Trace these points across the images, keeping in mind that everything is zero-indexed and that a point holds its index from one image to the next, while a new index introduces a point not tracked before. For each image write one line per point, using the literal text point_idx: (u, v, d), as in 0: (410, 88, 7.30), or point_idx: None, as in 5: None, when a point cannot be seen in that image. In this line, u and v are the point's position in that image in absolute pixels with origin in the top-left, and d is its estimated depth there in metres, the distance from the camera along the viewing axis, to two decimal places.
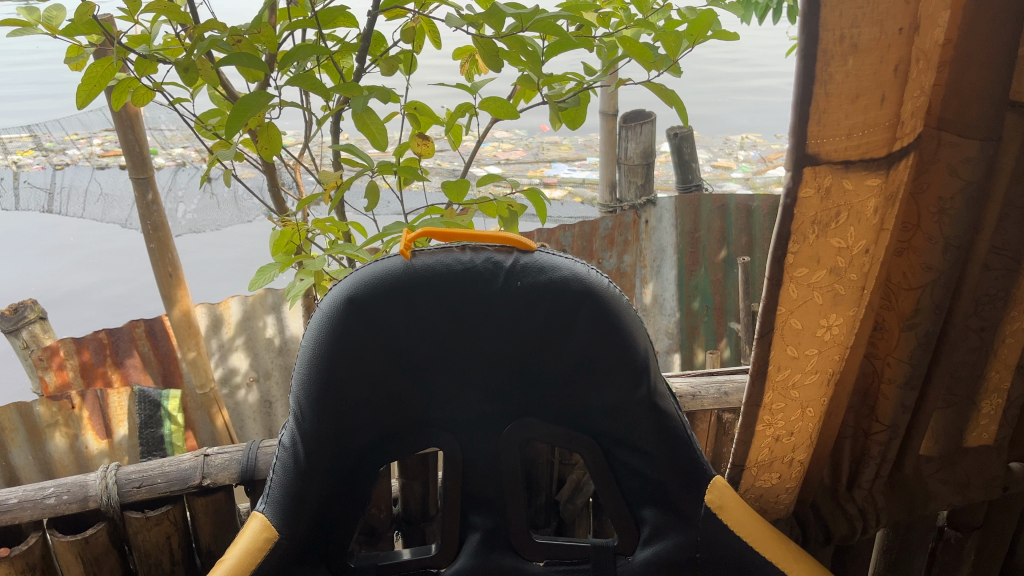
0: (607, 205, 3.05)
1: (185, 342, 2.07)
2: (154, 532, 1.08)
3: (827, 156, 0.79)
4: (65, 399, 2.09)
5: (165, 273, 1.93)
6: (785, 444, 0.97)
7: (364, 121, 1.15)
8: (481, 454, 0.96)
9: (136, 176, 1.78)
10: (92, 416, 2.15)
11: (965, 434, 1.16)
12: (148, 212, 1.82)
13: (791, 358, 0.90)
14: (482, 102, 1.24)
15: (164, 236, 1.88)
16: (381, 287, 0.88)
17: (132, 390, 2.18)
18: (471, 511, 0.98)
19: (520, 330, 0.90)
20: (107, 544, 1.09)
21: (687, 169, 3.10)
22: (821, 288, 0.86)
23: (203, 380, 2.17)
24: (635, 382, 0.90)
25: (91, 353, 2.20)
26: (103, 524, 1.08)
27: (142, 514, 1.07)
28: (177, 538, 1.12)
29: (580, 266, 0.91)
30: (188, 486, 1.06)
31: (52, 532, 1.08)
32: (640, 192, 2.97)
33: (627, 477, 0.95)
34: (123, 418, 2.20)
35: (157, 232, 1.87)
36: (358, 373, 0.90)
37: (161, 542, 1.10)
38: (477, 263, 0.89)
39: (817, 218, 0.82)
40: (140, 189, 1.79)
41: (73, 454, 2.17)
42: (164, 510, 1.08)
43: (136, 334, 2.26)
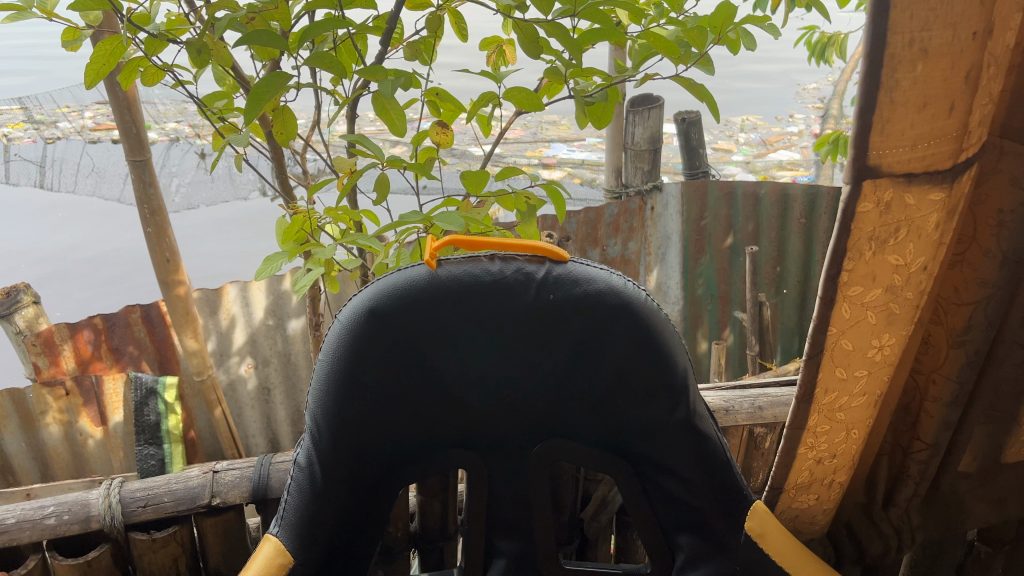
0: (612, 189, 3.00)
1: (184, 329, 2.01)
2: (160, 554, 1.04)
3: (888, 168, 0.73)
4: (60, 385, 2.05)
5: (163, 258, 1.87)
6: (827, 466, 0.93)
7: (383, 106, 1.07)
8: (508, 473, 0.91)
9: (132, 158, 1.71)
10: (87, 403, 2.11)
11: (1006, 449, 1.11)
12: (145, 195, 1.75)
13: (839, 380, 0.85)
14: (507, 93, 1.17)
15: (161, 221, 1.81)
16: (405, 298, 0.82)
17: (128, 376, 2.12)
18: (496, 535, 0.93)
19: (552, 346, 0.85)
20: (111, 568, 1.04)
21: (695, 155, 3.02)
22: (874, 307, 0.81)
23: (201, 368, 2.11)
24: (672, 403, 0.85)
25: (86, 340, 2.13)
26: (106, 545, 1.03)
27: (148, 535, 1.02)
28: (184, 560, 1.07)
29: (616, 279, 0.85)
30: (196, 505, 1.02)
31: (52, 555, 1.03)
32: (647, 179, 2.85)
33: (661, 499, 0.90)
34: (119, 406, 2.14)
35: (154, 217, 1.80)
36: (380, 389, 0.84)
37: (167, 564, 1.06)
38: (507, 274, 0.84)
39: (874, 234, 0.77)
40: (137, 171, 1.72)
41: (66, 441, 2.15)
42: (170, 532, 1.04)
43: (132, 319, 2.17)
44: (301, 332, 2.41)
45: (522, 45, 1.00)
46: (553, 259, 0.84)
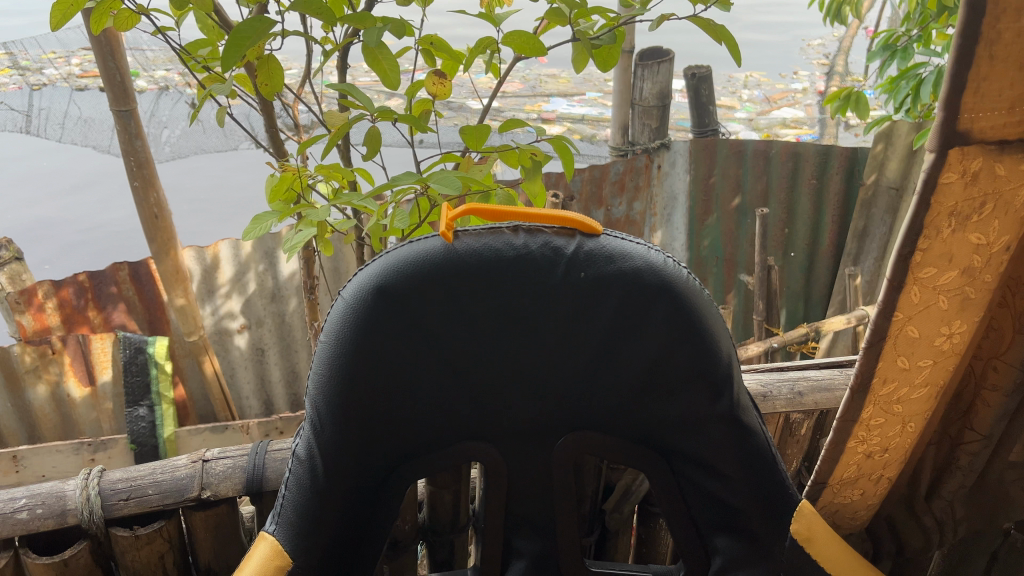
0: (618, 147, 2.83)
1: (173, 288, 1.91)
2: (145, 551, 0.96)
3: (980, 134, 0.64)
4: (46, 343, 1.96)
5: (151, 214, 1.76)
6: (877, 461, 0.85)
7: (372, 55, 0.94)
8: (528, 466, 0.83)
9: (116, 108, 1.60)
10: (74, 361, 2.02)
11: None
12: (131, 147, 1.64)
13: (901, 370, 0.76)
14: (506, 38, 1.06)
15: (149, 174, 1.70)
16: (419, 275, 0.73)
17: (116, 335, 2.03)
18: (516, 534, 0.85)
19: (582, 330, 0.76)
20: (89, 565, 0.96)
21: (704, 112, 2.89)
22: (948, 292, 0.72)
23: (191, 328, 2.01)
24: (714, 394, 0.77)
25: (71, 296, 2.04)
26: (85, 541, 0.95)
27: (131, 531, 0.95)
28: (171, 557, 0.99)
29: (654, 255, 0.76)
30: (185, 498, 0.95)
31: (25, 552, 0.94)
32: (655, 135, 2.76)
33: (696, 496, 0.82)
34: (107, 366, 2.05)
35: (141, 170, 1.69)
36: (389, 376, 0.75)
37: (154, 562, 0.98)
38: (533, 249, 0.74)
39: (956, 210, 0.67)
40: (122, 121, 1.61)
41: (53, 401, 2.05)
42: (155, 528, 0.96)
43: (120, 277, 2.08)
44: (296, 292, 2.31)
45: None
46: (579, 233, 0.75)
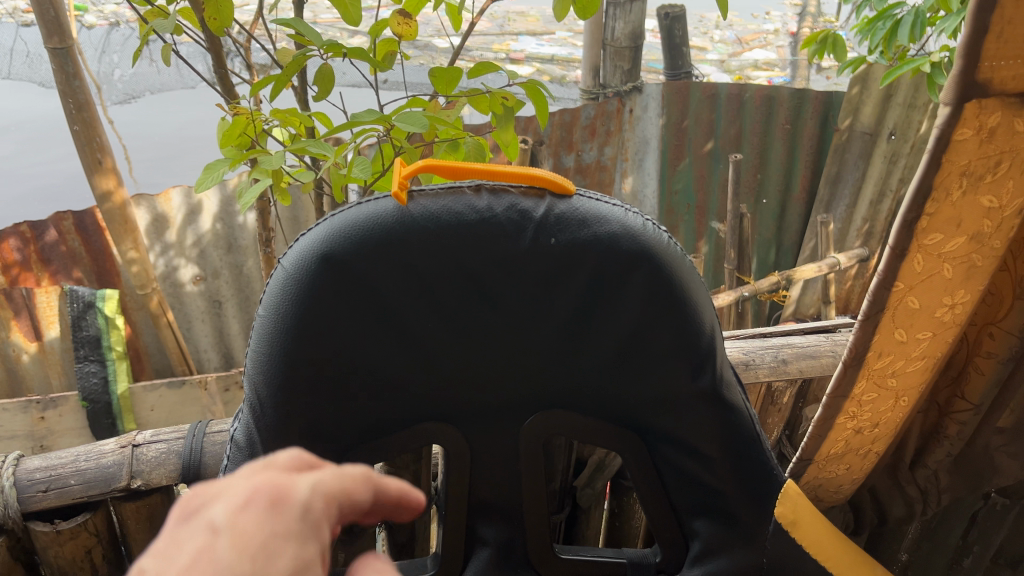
0: (589, 90, 2.73)
1: (121, 239, 1.80)
2: (68, 546, 0.93)
3: (1000, 85, 0.56)
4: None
5: (94, 160, 1.63)
6: (866, 436, 0.80)
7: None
8: (494, 446, 0.76)
9: (53, 46, 1.46)
10: (19, 317, 1.91)
11: None
12: (70, 89, 1.51)
13: (897, 343, 0.70)
14: None
15: (90, 117, 1.57)
16: (368, 240, 0.65)
17: (62, 288, 1.93)
18: (478, 520, 0.78)
19: (552, 302, 0.68)
20: (11, 560, 0.93)
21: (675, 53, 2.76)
22: (954, 259, 0.65)
23: (142, 282, 1.90)
24: (695, 369, 0.70)
25: (15, 257, 1.87)
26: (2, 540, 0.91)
27: (51, 528, 0.92)
28: (99, 550, 0.97)
29: (632, 217, 0.68)
30: (111, 489, 0.92)
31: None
32: (627, 77, 2.62)
33: (674, 478, 0.76)
34: (54, 321, 1.95)
35: (81, 113, 1.55)
36: (337, 352, 0.68)
37: (79, 556, 0.95)
38: (497, 211, 0.66)
39: (969, 169, 0.60)
40: (60, 60, 1.47)
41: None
42: (78, 523, 0.93)
43: (64, 227, 1.89)
44: (253, 242, 2.21)
45: None
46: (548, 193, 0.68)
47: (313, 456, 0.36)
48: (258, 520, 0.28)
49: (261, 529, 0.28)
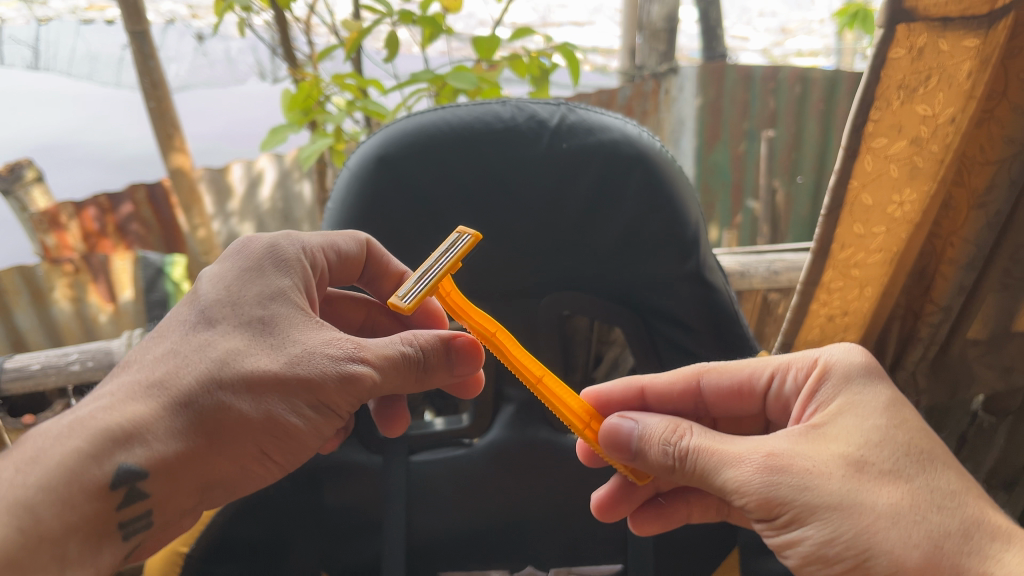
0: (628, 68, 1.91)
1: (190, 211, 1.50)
2: None
3: (925, 12, 0.70)
4: (66, 260, 1.54)
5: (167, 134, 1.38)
6: (839, 323, 0.95)
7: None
8: (519, 324, 0.92)
9: (132, 29, 1.24)
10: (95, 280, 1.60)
11: (1016, 318, 1.06)
12: (146, 72, 1.28)
13: (857, 237, 0.85)
14: None
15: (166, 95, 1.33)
16: (418, 143, 0.83)
17: (134, 254, 1.59)
18: (506, 382, 0.94)
19: (567, 195, 0.84)
20: None
21: (711, 36, 1.92)
22: (898, 160, 0.80)
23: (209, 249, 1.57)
24: (683, 254, 0.85)
25: (94, 223, 1.58)
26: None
27: None
28: None
29: (631, 128, 0.85)
30: None
31: (76, 400, 1.11)
32: (662, 59, 1.88)
33: (667, 348, 0.92)
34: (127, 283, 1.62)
35: (156, 91, 1.31)
36: (398, 235, 0.85)
37: None
38: (520, 121, 0.85)
39: (903, 83, 0.75)
40: (133, 43, 1.26)
41: (80, 323, 1.64)
42: None
43: (137, 198, 1.60)
44: (311, 218, 1.84)
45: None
46: None
47: (258, 285, 0.64)
48: (230, 280, 0.64)
49: (227, 286, 0.63)
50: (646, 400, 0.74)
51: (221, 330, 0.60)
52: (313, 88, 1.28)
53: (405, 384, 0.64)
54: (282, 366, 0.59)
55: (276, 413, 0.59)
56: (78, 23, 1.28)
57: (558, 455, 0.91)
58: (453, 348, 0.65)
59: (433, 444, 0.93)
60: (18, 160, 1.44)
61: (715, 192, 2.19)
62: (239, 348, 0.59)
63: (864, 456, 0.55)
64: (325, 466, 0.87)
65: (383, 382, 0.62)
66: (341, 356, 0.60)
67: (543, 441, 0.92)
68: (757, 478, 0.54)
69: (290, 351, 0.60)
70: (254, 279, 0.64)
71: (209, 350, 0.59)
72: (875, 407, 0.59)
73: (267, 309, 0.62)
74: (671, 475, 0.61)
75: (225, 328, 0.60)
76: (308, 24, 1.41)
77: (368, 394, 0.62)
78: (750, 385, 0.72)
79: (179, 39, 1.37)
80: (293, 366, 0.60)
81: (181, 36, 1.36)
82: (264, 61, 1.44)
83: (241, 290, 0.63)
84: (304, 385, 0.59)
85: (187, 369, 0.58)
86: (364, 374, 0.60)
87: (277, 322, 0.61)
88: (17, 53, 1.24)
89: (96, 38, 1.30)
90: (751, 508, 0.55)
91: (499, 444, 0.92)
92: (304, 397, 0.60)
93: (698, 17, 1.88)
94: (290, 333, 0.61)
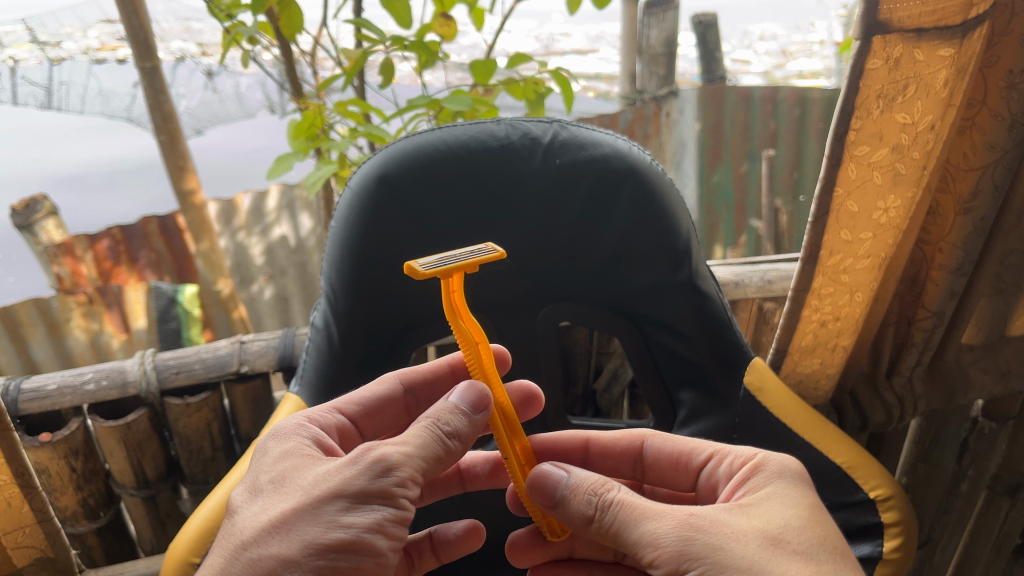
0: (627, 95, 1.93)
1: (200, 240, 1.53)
2: (194, 418, 1.19)
3: (899, 23, 0.73)
4: (82, 292, 1.59)
5: (177, 166, 1.42)
6: (831, 329, 0.98)
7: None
8: (519, 336, 0.97)
9: (141, 65, 1.27)
10: (110, 311, 1.64)
11: (1010, 322, 1.09)
12: (156, 106, 1.30)
13: (844, 243, 0.88)
14: None
15: (176, 128, 1.36)
16: (416, 164, 0.87)
17: (148, 284, 1.66)
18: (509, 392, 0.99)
19: (561, 208, 0.90)
20: (148, 430, 1.18)
21: (709, 58, 1.98)
22: (880, 168, 0.83)
23: (218, 277, 1.61)
24: (675, 265, 0.89)
25: (107, 253, 1.62)
26: (143, 410, 1.16)
27: (182, 400, 1.17)
28: (216, 424, 1.22)
29: (621, 143, 0.89)
30: (226, 371, 1.18)
31: (92, 418, 1.15)
32: (662, 83, 1.92)
33: (663, 356, 0.95)
34: (141, 314, 1.67)
35: (166, 124, 1.35)
36: (399, 252, 0.89)
37: (201, 427, 1.21)
38: (514, 140, 0.89)
39: (882, 92, 0.77)
40: (144, 79, 1.29)
41: (93, 352, 1.67)
42: (202, 398, 1.18)
43: (150, 230, 1.65)
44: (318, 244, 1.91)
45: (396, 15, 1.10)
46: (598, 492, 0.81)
47: (274, 450, 0.60)
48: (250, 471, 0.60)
49: (250, 475, 0.59)
50: (588, 452, 0.75)
51: (250, 503, 0.56)
52: (316, 116, 1.31)
53: (442, 464, 0.58)
54: (310, 487, 0.53)
55: (318, 540, 0.51)
56: (89, 63, 1.29)
57: None
58: (466, 410, 0.59)
59: None
60: (34, 195, 1.44)
61: (717, 213, 2.21)
62: (266, 503, 0.54)
63: (780, 537, 0.54)
64: None
65: (420, 466, 0.55)
66: (357, 458, 0.54)
67: None
68: (673, 534, 0.52)
69: (304, 483, 0.54)
70: (264, 452, 0.61)
71: (241, 523, 0.54)
72: (797, 501, 0.57)
73: (285, 461, 0.58)
74: (588, 532, 0.58)
75: (246, 508, 0.55)
76: (313, 57, 1.44)
77: (409, 485, 0.54)
78: (689, 458, 0.69)
79: (189, 75, 1.39)
80: (320, 482, 0.53)
81: (190, 72, 1.39)
82: (274, 97, 1.52)
83: (262, 466, 0.59)
84: (331, 487, 0.53)
85: (225, 550, 0.52)
86: (387, 455, 0.54)
87: (298, 465, 0.57)
88: (31, 95, 1.23)
89: (107, 75, 1.33)
90: (664, 563, 0.52)
91: None
92: (337, 485, 0.53)
93: (697, 42, 1.96)
94: (302, 472, 0.56)
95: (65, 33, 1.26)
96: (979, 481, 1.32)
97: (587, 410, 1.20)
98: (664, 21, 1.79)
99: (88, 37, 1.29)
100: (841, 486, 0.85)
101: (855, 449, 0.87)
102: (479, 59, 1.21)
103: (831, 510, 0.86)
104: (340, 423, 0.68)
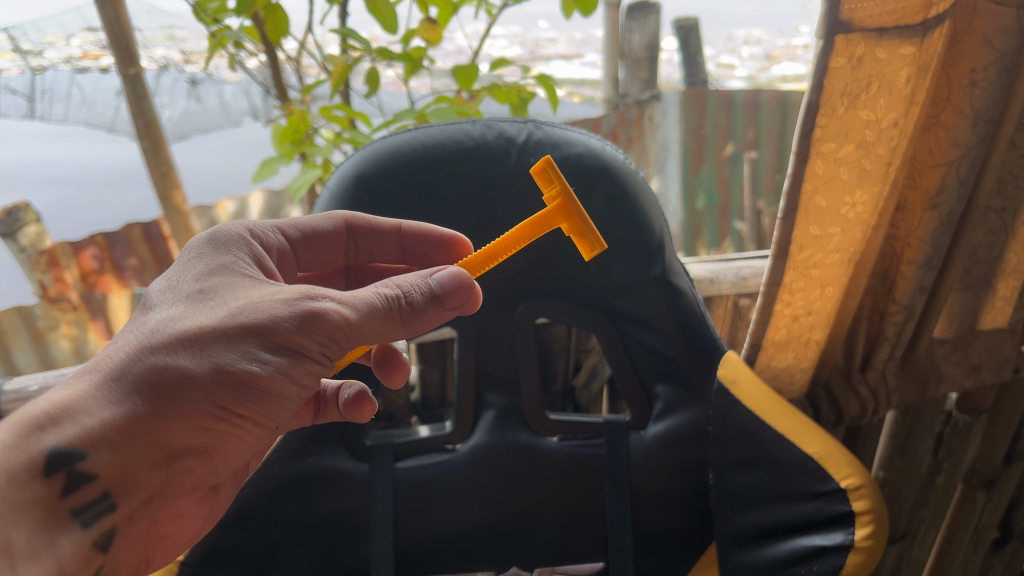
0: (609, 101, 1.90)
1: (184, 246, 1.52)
2: None
3: (861, 23, 0.75)
4: (64, 300, 1.54)
5: (159, 172, 1.41)
6: (804, 323, 1.00)
7: (372, 2, 1.10)
8: (497, 333, 1.01)
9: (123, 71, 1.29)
10: (94, 319, 1.59)
11: (979, 316, 1.12)
12: (138, 112, 1.32)
13: (814, 238, 0.91)
14: None
15: (159, 134, 1.37)
16: (391, 163, 0.90)
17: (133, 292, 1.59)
18: (486, 389, 1.03)
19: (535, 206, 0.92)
20: None
21: (691, 63, 1.96)
22: (846, 164, 0.85)
23: None
24: (649, 260, 0.93)
25: (92, 263, 1.58)
26: None
27: None
28: None
29: (595, 142, 0.93)
30: None
31: None
32: (646, 87, 1.89)
33: (637, 349, 0.99)
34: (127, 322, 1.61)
35: (150, 130, 1.36)
36: None
37: None
38: (489, 139, 0.92)
39: (847, 90, 0.79)
40: (126, 85, 1.31)
41: (78, 360, 1.63)
42: None
43: (133, 236, 1.60)
44: None
45: (381, 23, 1.12)
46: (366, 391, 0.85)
47: (217, 260, 0.66)
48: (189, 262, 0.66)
49: (186, 268, 0.65)
50: None
51: (179, 298, 0.62)
52: (300, 121, 1.30)
53: (387, 333, 0.64)
54: (239, 313, 0.60)
55: (227, 368, 0.60)
56: (72, 72, 1.31)
57: (540, 465, 1.00)
58: (439, 294, 0.65)
59: (419, 450, 1.02)
60: (15, 203, 1.42)
61: (702, 216, 2.21)
62: (194, 307, 0.61)
63: None
64: (314, 476, 0.95)
65: (358, 330, 0.62)
66: (288, 304, 0.61)
67: (522, 444, 1.01)
68: None
69: (229, 305, 0.61)
70: (196, 263, 0.66)
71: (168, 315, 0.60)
72: None
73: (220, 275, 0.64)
74: None
75: (166, 304, 0.62)
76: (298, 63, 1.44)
77: (336, 343, 0.63)
78: None
79: (172, 84, 1.40)
80: (253, 311, 0.61)
81: (174, 81, 1.40)
82: (257, 104, 1.53)
83: (198, 269, 0.65)
84: (263, 324, 0.60)
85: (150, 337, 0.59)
86: (323, 311, 0.61)
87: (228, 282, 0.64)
88: (13, 103, 1.27)
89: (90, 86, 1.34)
90: None
91: (480, 448, 1.01)
92: (269, 319, 0.61)
93: (678, 45, 1.92)
94: (228, 291, 0.63)
95: (48, 42, 1.27)
96: (954, 474, 1.34)
97: (567, 407, 1.24)
98: (646, 25, 1.77)
99: (71, 46, 1.31)
100: (813, 477, 0.87)
101: (828, 440, 0.88)
102: (462, 64, 1.22)
103: (803, 499, 0.87)
104: (280, 243, 0.78)
